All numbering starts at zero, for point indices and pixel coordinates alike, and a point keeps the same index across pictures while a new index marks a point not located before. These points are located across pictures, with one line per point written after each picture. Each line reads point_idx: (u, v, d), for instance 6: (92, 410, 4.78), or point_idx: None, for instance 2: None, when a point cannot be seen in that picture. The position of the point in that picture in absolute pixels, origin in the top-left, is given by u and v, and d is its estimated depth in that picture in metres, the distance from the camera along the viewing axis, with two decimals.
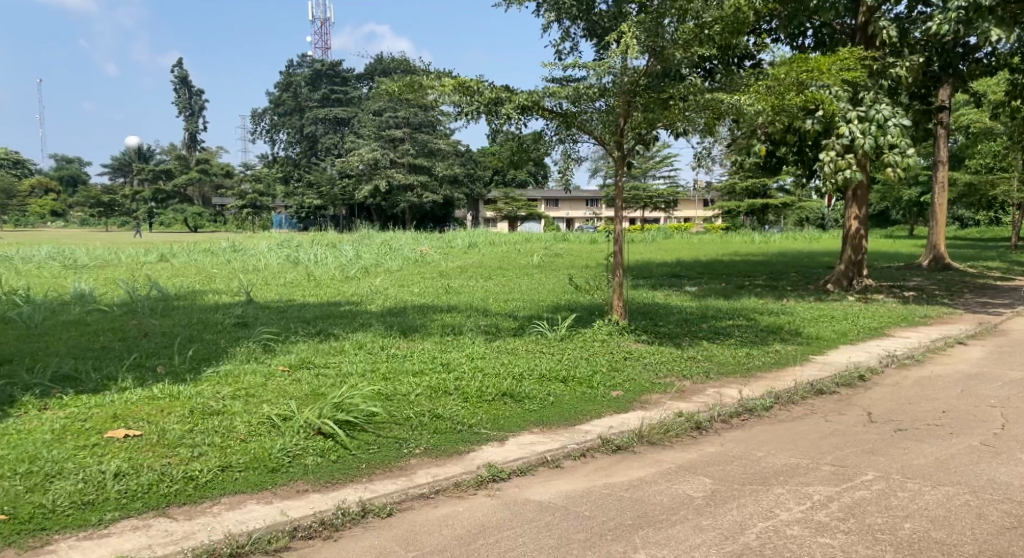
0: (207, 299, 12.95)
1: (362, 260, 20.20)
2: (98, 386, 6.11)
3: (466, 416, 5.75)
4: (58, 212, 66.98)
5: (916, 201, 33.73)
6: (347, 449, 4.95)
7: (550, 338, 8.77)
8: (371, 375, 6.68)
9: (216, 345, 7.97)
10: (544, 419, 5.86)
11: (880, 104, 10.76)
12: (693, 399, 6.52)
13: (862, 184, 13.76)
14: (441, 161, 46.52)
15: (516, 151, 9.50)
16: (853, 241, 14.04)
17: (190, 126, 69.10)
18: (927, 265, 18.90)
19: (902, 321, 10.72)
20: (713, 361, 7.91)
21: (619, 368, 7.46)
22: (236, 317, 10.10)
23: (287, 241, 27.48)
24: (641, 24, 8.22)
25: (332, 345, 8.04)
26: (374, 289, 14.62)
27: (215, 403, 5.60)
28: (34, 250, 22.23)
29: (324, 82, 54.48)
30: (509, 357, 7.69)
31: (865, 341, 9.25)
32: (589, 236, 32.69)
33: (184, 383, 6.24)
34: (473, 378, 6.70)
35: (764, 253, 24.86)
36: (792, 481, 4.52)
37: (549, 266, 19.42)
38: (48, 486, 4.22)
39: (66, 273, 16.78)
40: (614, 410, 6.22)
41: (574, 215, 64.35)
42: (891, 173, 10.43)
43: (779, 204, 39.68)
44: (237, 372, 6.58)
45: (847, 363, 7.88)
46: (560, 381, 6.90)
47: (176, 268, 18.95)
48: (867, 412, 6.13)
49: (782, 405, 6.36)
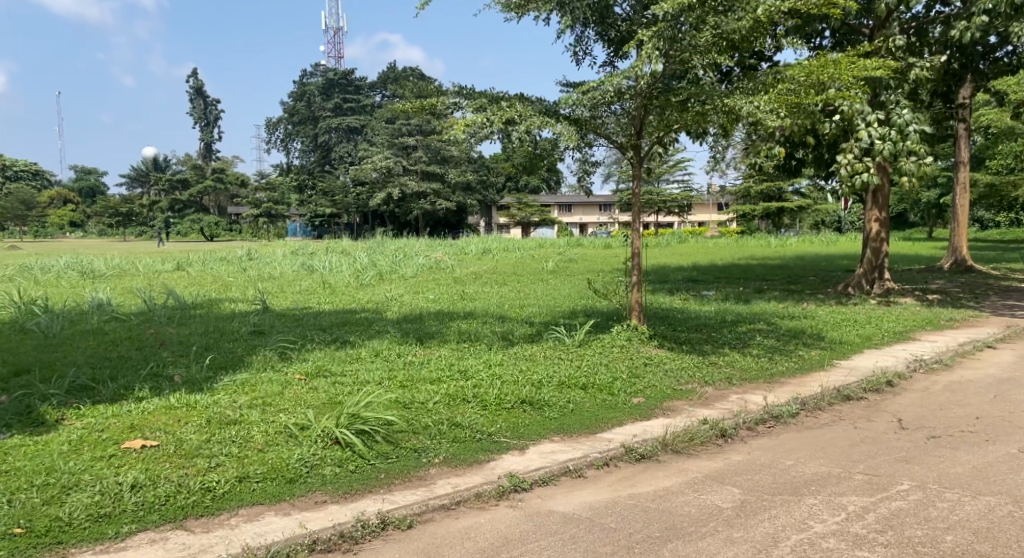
0: (224, 307, 12.93)
1: (378, 267, 20.19)
2: (115, 396, 6.05)
3: (485, 424, 5.66)
4: (77, 223, 67.34)
5: (935, 203, 33.34)
6: (365, 459, 4.87)
7: (568, 344, 8.67)
8: (388, 383, 6.60)
9: (233, 353, 7.92)
10: (565, 426, 5.77)
11: (900, 107, 10.57)
12: (716, 406, 6.41)
13: (883, 186, 13.58)
14: (454, 168, 46.50)
15: (531, 157, 9.41)
16: (874, 244, 13.86)
17: (206, 137, 69.66)
18: (949, 267, 18.66)
19: (927, 325, 10.54)
20: (735, 367, 7.78)
21: (639, 375, 7.34)
22: (252, 325, 10.09)
23: (302, 249, 27.54)
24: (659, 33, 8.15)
25: (349, 353, 7.97)
26: (390, 296, 14.57)
27: (232, 413, 5.52)
28: (53, 260, 22.39)
29: (337, 91, 54.77)
30: (527, 364, 7.59)
31: (891, 346, 9.08)
32: (603, 241, 32.55)
33: (200, 392, 6.17)
34: (491, 385, 6.61)
35: (781, 256, 24.64)
36: (825, 491, 4.40)
37: (564, 271, 19.33)
38: (65, 498, 4.15)
39: (84, 283, 16.85)
40: (635, 417, 6.11)
41: (587, 220, 64.13)
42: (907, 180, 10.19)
43: (794, 207, 39.40)
44: (254, 380, 6.51)
45: (875, 368, 7.73)
46: (579, 388, 6.80)
47: (193, 277, 18.99)
48: (898, 418, 5.99)
49: (809, 412, 6.24)
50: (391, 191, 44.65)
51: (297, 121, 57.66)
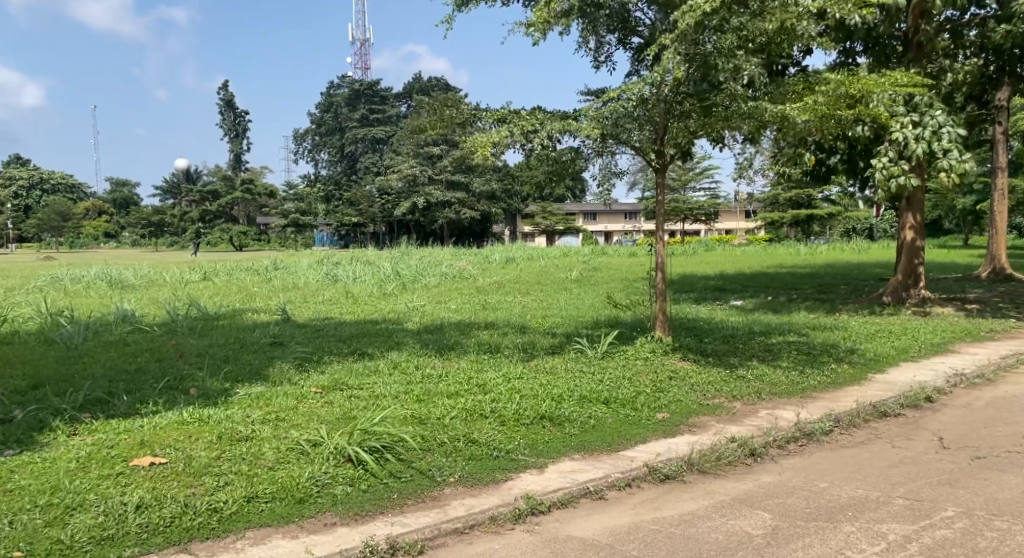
0: (247, 318, 12.87)
1: (402, 276, 20.12)
2: (129, 410, 5.89)
3: (503, 441, 5.47)
4: (112, 234, 68.34)
5: (971, 210, 32.64)
6: (377, 478, 4.70)
7: (590, 356, 8.47)
8: (405, 397, 6.44)
9: (251, 365, 7.80)
10: (585, 444, 5.57)
11: (934, 107, 10.23)
12: (744, 423, 6.18)
13: (917, 191, 13.25)
14: (478, 177, 46.48)
15: (553, 166, 9.24)
16: (909, 250, 13.50)
17: (236, 148, 70.47)
18: (986, 276, 18.18)
19: (965, 337, 10.19)
20: (764, 381, 7.52)
21: (663, 389, 7.11)
22: (273, 336, 10.00)
23: (326, 258, 27.58)
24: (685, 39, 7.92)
25: (367, 365, 7.84)
26: (412, 306, 14.47)
27: (243, 428, 5.32)
28: (84, 271, 22.60)
29: (362, 102, 55.15)
30: (548, 378, 7.38)
31: (927, 359, 8.77)
32: (628, 250, 32.30)
33: (214, 405, 6.00)
34: (510, 400, 6.42)
35: (812, 264, 24.19)
36: (862, 517, 4.15)
37: (589, 280, 19.11)
38: (68, 519, 4.02)
39: (111, 293, 16.94)
40: (660, 434, 5.90)
41: (612, 228, 63.69)
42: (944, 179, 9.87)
43: (823, 214, 38.84)
44: (269, 394, 6.36)
45: (912, 383, 7.47)
46: (601, 402, 6.59)
47: (218, 287, 19.05)
48: (939, 437, 5.80)
49: (843, 430, 6.05)
50: (416, 200, 44.76)
51: (324, 132, 58.08)
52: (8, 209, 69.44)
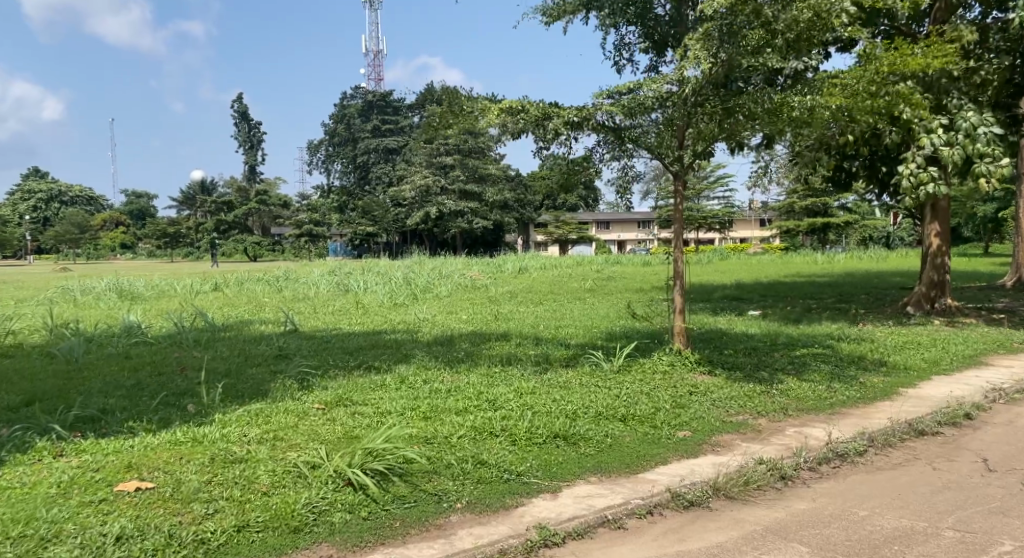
0: (254, 330, 12.58)
1: (413, 286, 19.84)
2: (121, 427, 5.54)
3: (514, 462, 5.14)
4: (127, 245, 68.35)
5: (991, 218, 32.18)
6: (379, 504, 4.35)
7: (606, 370, 8.10)
8: (411, 414, 6.09)
9: (253, 380, 7.48)
10: (602, 465, 5.24)
11: (965, 110, 9.87)
12: (771, 442, 5.84)
13: (942, 198, 12.84)
14: (491, 187, 46.28)
15: (567, 171, 8.91)
16: (934, 260, 13.08)
17: (250, 159, 70.69)
18: (1011, 285, 17.75)
19: (999, 349, 9.78)
20: (790, 396, 7.15)
21: (684, 405, 6.74)
22: (280, 348, 9.71)
23: (338, 268, 27.28)
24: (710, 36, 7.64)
25: (372, 380, 7.51)
26: (423, 317, 14.16)
27: (238, 448, 4.93)
28: (94, 282, 22.34)
29: (375, 113, 55.24)
30: (563, 393, 7.03)
31: (960, 372, 8.39)
32: (642, 259, 31.86)
33: (209, 423, 5.63)
34: (522, 417, 6.07)
35: (830, 273, 23.75)
36: (911, 552, 3.90)
37: (602, 290, 18.76)
38: (41, 554, 3.68)
39: (120, 305, 16.65)
40: (681, 454, 5.54)
41: (626, 237, 63.14)
42: (983, 184, 9.34)
43: (840, 222, 38.34)
44: (268, 412, 6.02)
45: (948, 399, 7.12)
46: (617, 420, 6.23)
47: (228, 298, 18.76)
48: (983, 458, 5.52)
49: (879, 450, 5.73)
50: (429, 209, 44.59)
51: (338, 142, 58.14)
52: (26, 221, 69.87)
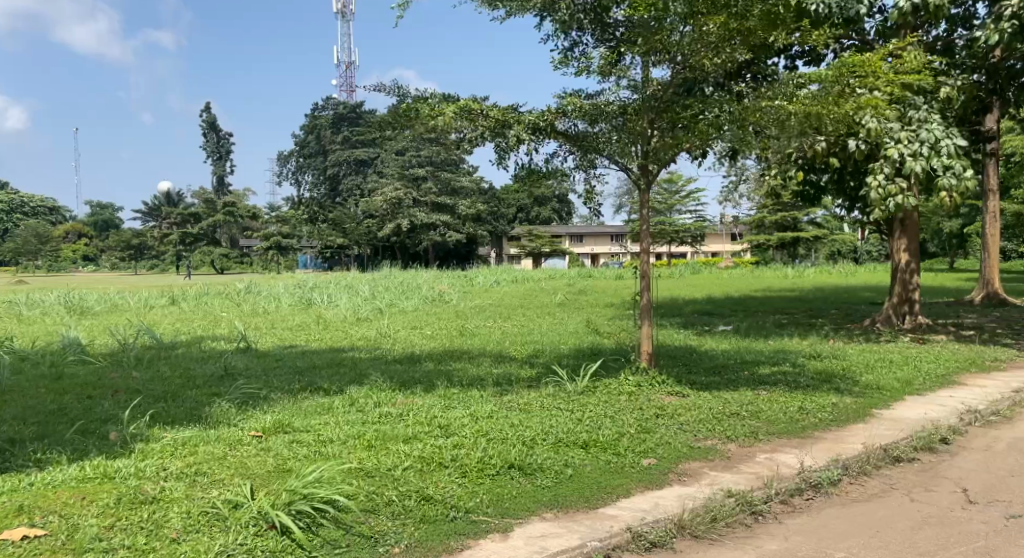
0: (205, 347, 11.97)
1: (378, 300, 19.29)
2: (27, 459, 5.01)
3: (462, 497, 4.69)
4: (91, 257, 66.67)
5: (958, 233, 32.41)
6: (305, 550, 3.88)
7: (570, 391, 7.66)
8: (355, 443, 5.63)
9: (189, 403, 6.94)
10: (559, 498, 4.82)
11: (931, 121, 9.69)
12: (741, 470, 5.48)
13: (911, 214, 12.70)
14: (464, 200, 45.95)
15: (528, 182, 8.54)
16: (903, 276, 12.90)
17: (218, 170, 69.52)
18: (978, 301, 17.69)
19: (971, 368, 9.52)
20: (760, 419, 6.78)
21: (650, 430, 6.33)
22: (226, 367, 9.19)
23: (305, 281, 26.60)
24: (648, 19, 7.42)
25: (319, 403, 7.03)
26: (385, 332, 13.67)
27: (151, 487, 4.43)
28: (45, 296, 21.41)
29: (345, 125, 54.75)
30: (521, 417, 6.59)
31: (934, 392, 8.11)
32: (614, 272, 31.54)
33: (127, 456, 5.11)
34: (475, 446, 5.61)
35: (801, 288, 23.58)
36: None
37: (572, 304, 18.37)
38: None
39: (68, 320, 15.89)
40: (645, 485, 5.14)
41: (599, 250, 62.69)
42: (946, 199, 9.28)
43: (809, 236, 38.46)
44: (196, 441, 5.51)
45: (923, 422, 6.79)
46: (578, 446, 5.81)
47: (185, 312, 18.05)
48: (963, 489, 5.17)
49: (854, 478, 5.38)
50: (400, 222, 44.13)
51: (308, 154, 57.35)
52: None
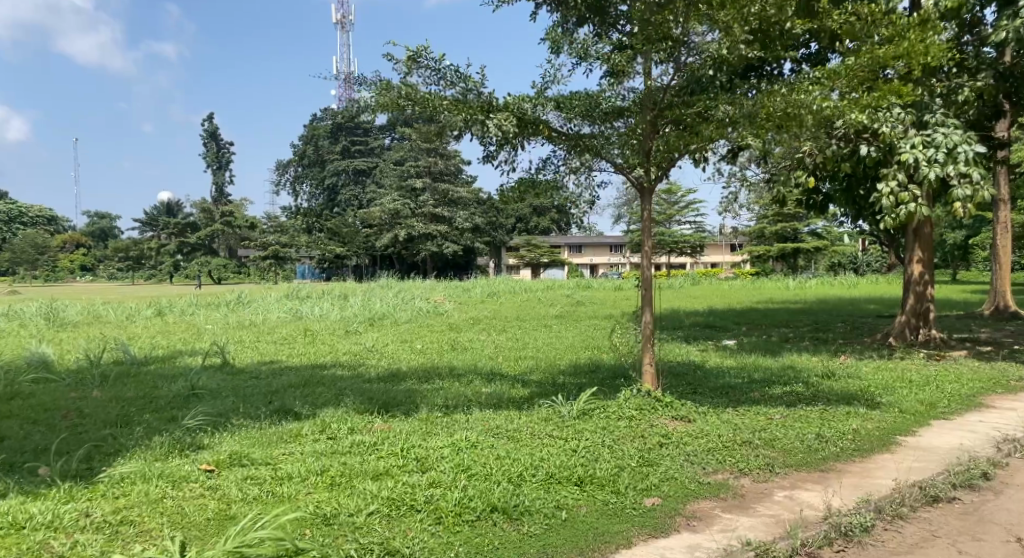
0: (180, 364, 11.26)
1: (370, 312, 18.54)
2: None
3: (433, 551, 3.99)
4: (87, 266, 65.98)
5: (963, 244, 31.69)
6: None
7: (563, 416, 6.96)
8: (316, 480, 4.93)
9: (141, 429, 6.25)
10: (548, 550, 4.14)
11: (947, 126, 8.92)
12: (756, 512, 4.80)
13: (924, 224, 12.10)
14: (462, 211, 44.85)
15: (518, 185, 7.85)
16: (915, 289, 12.26)
17: (217, 179, 68.87)
18: (989, 313, 17.00)
19: (998, 388, 8.82)
20: (775, 449, 6.07)
21: (652, 462, 5.62)
22: (194, 386, 8.46)
23: (297, 291, 25.84)
24: (650, 16, 6.76)
25: (285, 430, 6.31)
26: (372, 347, 12.95)
27: (63, 544, 3.78)
28: (31, 306, 20.70)
29: (344, 134, 54.14)
30: (510, 447, 5.87)
31: (962, 416, 7.43)
32: (615, 284, 30.80)
33: (48, 498, 4.45)
34: (455, 484, 4.89)
35: (805, 299, 22.88)
36: None
37: (570, 317, 17.63)
38: None
39: (46, 333, 15.16)
40: (648, 532, 4.44)
41: (598, 260, 61.95)
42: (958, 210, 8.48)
43: (810, 247, 37.81)
44: (136, 477, 4.83)
45: (957, 453, 6.08)
46: (571, 484, 5.10)
47: (170, 325, 17.30)
48: (1016, 538, 4.49)
49: (887, 523, 4.67)
50: (398, 232, 43.49)
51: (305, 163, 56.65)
52: None
